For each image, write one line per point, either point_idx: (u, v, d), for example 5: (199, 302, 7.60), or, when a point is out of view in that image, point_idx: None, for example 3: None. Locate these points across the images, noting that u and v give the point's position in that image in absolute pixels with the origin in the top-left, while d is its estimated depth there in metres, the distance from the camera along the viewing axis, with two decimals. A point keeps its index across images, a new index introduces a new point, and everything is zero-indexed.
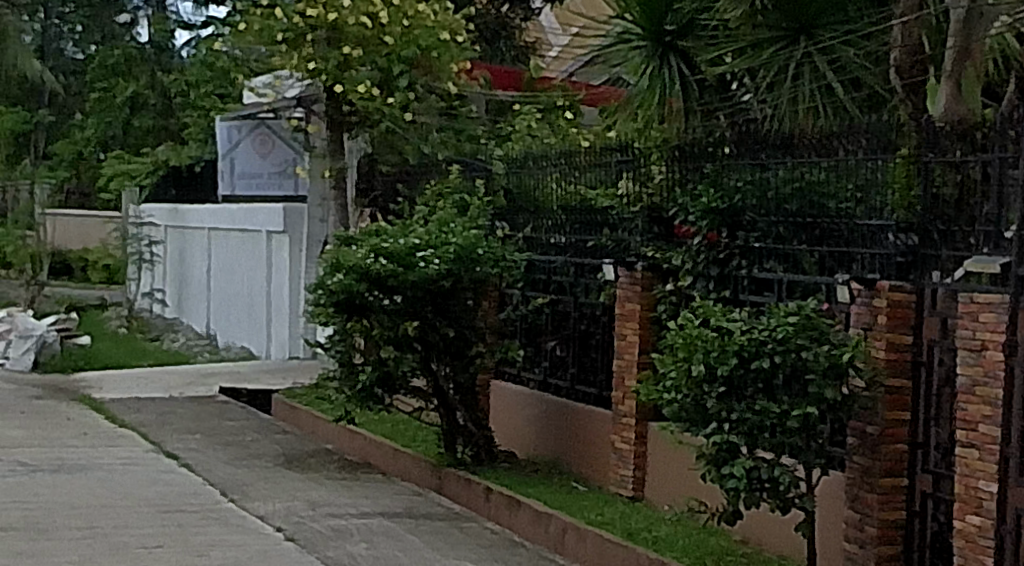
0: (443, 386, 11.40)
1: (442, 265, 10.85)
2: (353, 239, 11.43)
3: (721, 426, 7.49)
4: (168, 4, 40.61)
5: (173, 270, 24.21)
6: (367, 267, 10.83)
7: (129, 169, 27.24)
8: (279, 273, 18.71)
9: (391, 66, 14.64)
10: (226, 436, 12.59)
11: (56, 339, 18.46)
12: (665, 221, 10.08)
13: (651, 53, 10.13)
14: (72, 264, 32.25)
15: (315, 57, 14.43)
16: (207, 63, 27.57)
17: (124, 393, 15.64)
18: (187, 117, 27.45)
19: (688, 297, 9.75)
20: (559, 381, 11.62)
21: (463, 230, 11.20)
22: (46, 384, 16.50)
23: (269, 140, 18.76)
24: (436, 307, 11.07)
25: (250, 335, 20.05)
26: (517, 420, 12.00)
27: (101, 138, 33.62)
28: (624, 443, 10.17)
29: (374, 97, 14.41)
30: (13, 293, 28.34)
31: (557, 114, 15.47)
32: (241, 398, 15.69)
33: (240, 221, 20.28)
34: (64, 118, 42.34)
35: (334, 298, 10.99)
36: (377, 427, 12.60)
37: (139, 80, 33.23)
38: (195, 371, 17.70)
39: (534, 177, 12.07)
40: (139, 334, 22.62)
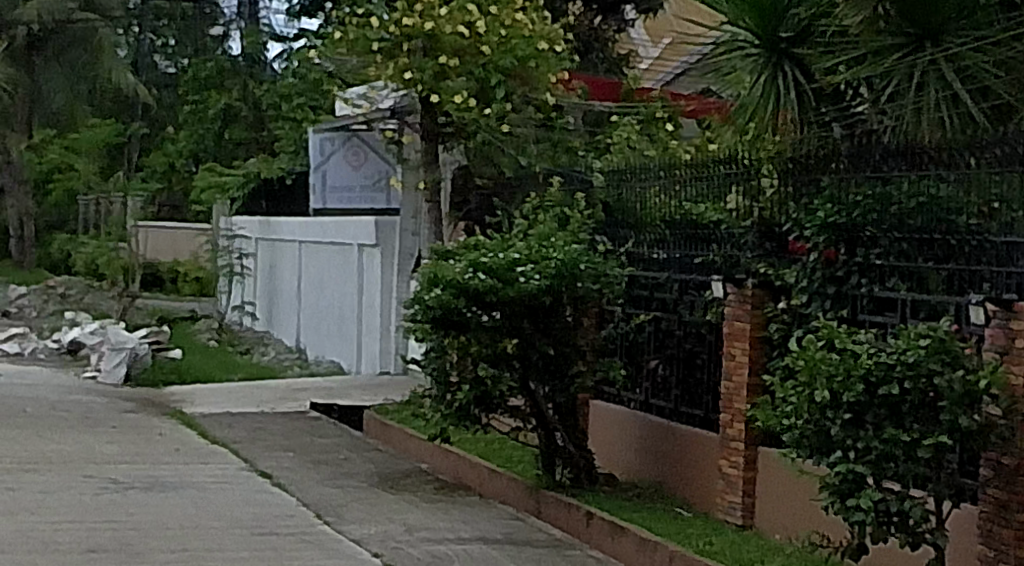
0: (543, 406, 10.96)
1: (542, 281, 10.48)
2: (450, 253, 11.07)
3: (846, 455, 7.08)
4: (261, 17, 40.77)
5: (264, 283, 24.07)
6: (465, 282, 10.47)
7: (221, 182, 27.20)
8: (370, 287, 18.46)
9: (487, 76, 14.26)
10: (319, 454, 12.29)
11: (147, 352, 18.27)
12: (777, 236, 9.75)
13: (764, 62, 9.53)
14: (163, 276, 32.28)
15: (412, 66, 14.14)
16: (299, 76, 27.47)
17: (216, 407, 15.41)
18: (279, 129, 27.37)
19: (802, 316, 9.33)
20: (661, 401, 11.19)
21: (564, 244, 10.81)
22: (137, 397, 16.33)
23: (361, 152, 18.59)
24: (535, 324, 10.70)
25: (340, 350, 19.78)
26: (617, 442, 11.59)
27: (193, 150, 33.70)
28: (733, 468, 9.74)
29: (472, 108, 14.01)
30: (105, 304, 28.38)
31: (657, 126, 15.07)
32: (332, 414, 15.41)
33: (330, 234, 20.08)
34: (157, 132, 42.59)
35: (430, 314, 10.63)
36: (473, 447, 12.26)
37: (231, 92, 33.26)
38: (286, 385, 17.46)
39: (637, 191, 11.60)
40: (230, 347, 22.47)
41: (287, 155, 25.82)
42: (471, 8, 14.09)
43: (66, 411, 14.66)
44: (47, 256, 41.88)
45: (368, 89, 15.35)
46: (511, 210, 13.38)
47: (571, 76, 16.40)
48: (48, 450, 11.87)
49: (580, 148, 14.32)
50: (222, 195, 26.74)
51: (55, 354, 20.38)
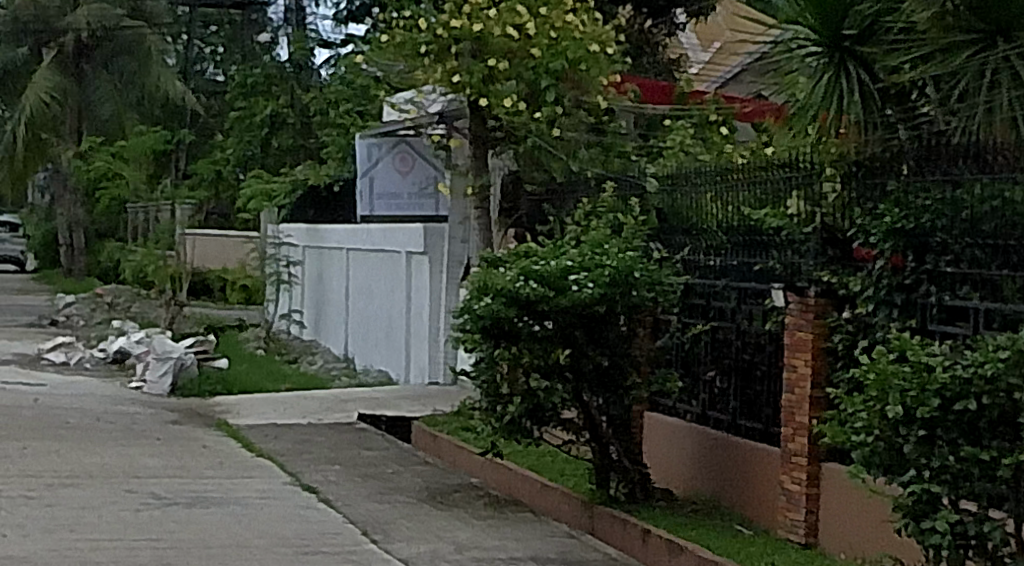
0: (596, 419, 10.65)
1: (596, 290, 10.13)
2: (501, 261, 10.76)
3: (920, 474, 6.72)
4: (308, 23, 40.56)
5: (312, 291, 23.86)
6: (516, 291, 10.16)
7: (268, 189, 27.02)
8: (419, 295, 18.18)
9: (537, 80, 13.94)
10: (366, 467, 12.00)
11: (193, 362, 18.00)
12: (841, 242, 9.32)
13: (827, 60, 9.10)
14: (211, 284, 32.16)
15: (460, 69, 13.80)
16: (347, 81, 27.23)
17: (261, 418, 15.16)
18: (327, 136, 27.14)
19: (867, 326, 8.97)
20: (719, 413, 10.84)
21: (619, 251, 10.46)
22: (183, 408, 16.10)
23: (408, 157, 18.18)
24: (588, 334, 10.37)
25: (389, 359, 19.52)
26: (672, 455, 11.25)
27: (241, 157, 33.55)
28: (795, 484, 9.40)
29: (521, 111, 13.67)
30: (152, 313, 28.24)
31: (711, 130, 14.73)
32: (380, 425, 15.13)
33: (377, 241, 19.80)
34: (206, 139, 42.52)
35: (480, 324, 10.32)
36: (524, 460, 11.94)
37: (279, 98, 33.09)
38: (334, 395, 17.21)
39: (693, 196, 11.24)
40: (277, 356, 22.24)
41: (335, 161, 25.60)
42: (520, 9, 13.76)
43: (111, 423, 14.44)
44: (96, 264, 41.88)
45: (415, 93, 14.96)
46: (563, 216, 13.04)
47: (623, 78, 16.06)
48: (91, 464, 11.63)
49: (633, 153, 13.99)
50: (269, 202, 26.55)
51: (101, 363, 20.20)
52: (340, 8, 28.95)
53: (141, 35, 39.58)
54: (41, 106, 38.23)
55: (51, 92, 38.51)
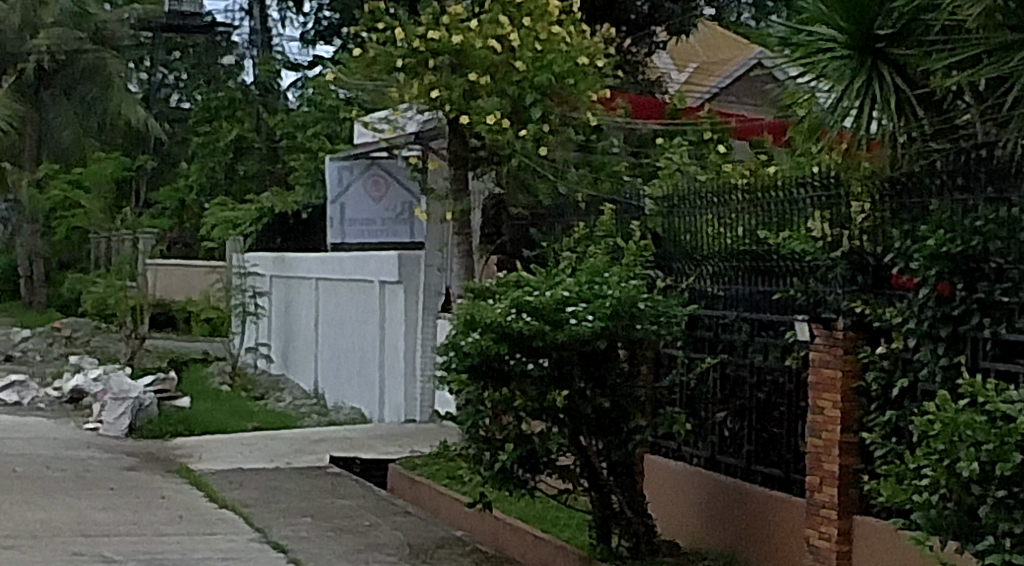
0: (595, 464, 9.59)
1: (596, 322, 9.08)
2: (488, 291, 9.71)
3: (1000, 542, 5.76)
4: (275, 46, 39.55)
5: (279, 323, 22.79)
6: (508, 325, 9.12)
7: (234, 216, 25.94)
8: (394, 326, 17.13)
9: (522, 94, 12.95)
10: (340, 519, 10.92)
11: (153, 402, 16.87)
12: (873, 268, 8.30)
13: (856, 66, 8.13)
14: (175, 316, 31.04)
15: (439, 84, 12.84)
16: (318, 103, 26.22)
17: (226, 462, 14.06)
18: (294, 161, 26.13)
19: (906, 362, 7.96)
20: (731, 458, 9.81)
21: (620, 279, 9.43)
22: (142, 452, 14.98)
23: (383, 181, 17.23)
24: (587, 373, 9.33)
25: (361, 395, 18.45)
26: (678, 503, 10.16)
27: (206, 183, 32.48)
28: (823, 540, 8.36)
29: (505, 128, 12.64)
30: (114, 347, 27.06)
31: (708, 147, 13.85)
32: (354, 468, 14.10)
33: (348, 271, 18.76)
34: (170, 167, 41.43)
35: (467, 362, 9.27)
36: (514, 509, 10.90)
37: (244, 122, 32.07)
38: (303, 436, 16.10)
39: (698, 218, 10.22)
40: (243, 392, 21.11)
41: (303, 187, 24.58)
42: (503, 20, 12.81)
43: (62, 471, 13.30)
44: (57, 296, 40.61)
45: (392, 112, 13.93)
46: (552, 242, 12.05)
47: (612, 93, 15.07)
48: (36, 520, 10.51)
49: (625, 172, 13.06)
50: (235, 230, 25.47)
51: (56, 403, 19.03)
52: (307, 28, 28.00)
53: (102, 60, 38.42)
54: None
55: (10, 119, 36.92)
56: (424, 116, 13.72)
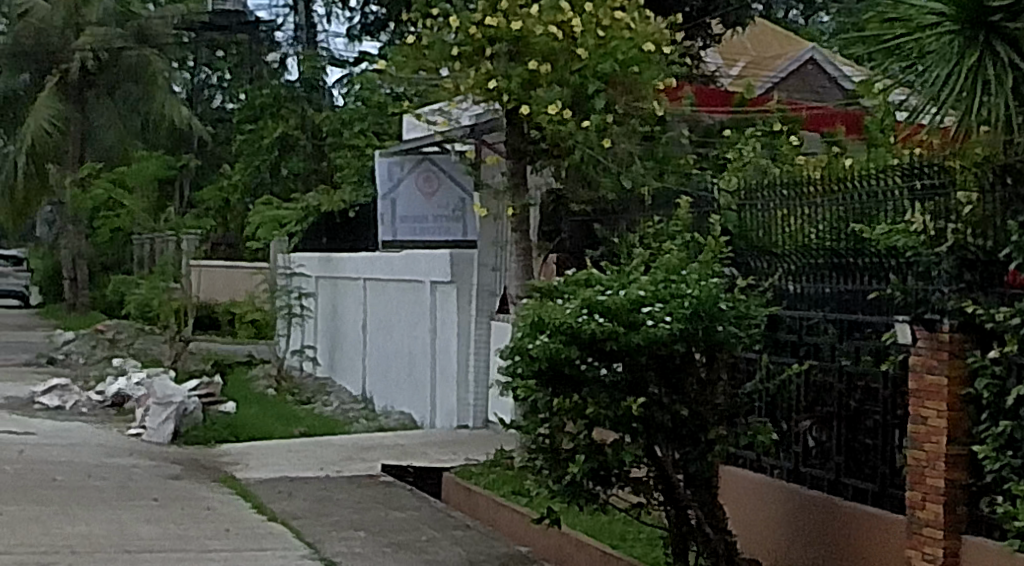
0: (670, 476, 8.90)
1: (675, 324, 8.37)
2: (555, 291, 9.02)
3: None
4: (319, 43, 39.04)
5: (325, 325, 22.20)
6: (579, 327, 8.42)
7: (279, 215, 25.35)
8: (445, 328, 16.49)
9: (585, 84, 12.26)
10: (395, 534, 10.26)
11: (197, 407, 16.23)
12: (983, 264, 7.65)
13: (968, 42, 7.29)
14: (219, 317, 30.60)
15: (498, 73, 12.13)
16: (364, 100, 25.65)
17: (274, 471, 13.44)
18: (340, 159, 25.56)
19: (1020, 369, 7.24)
20: (817, 470, 9.11)
21: (699, 278, 8.73)
22: (186, 459, 14.38)
23: (436, 179, 16.39)
24: (663, 378, 8.63)
25: (411, 399, 17.80)
26: (758, 519, 9.46)
27: (250, 183, 31.96)
28: (927, 562, 7.64)
29: (567, 119, 11.96)
30: (157, 350, 26.55)
31: (781, 139, 13.15)
32: (407, 477, 13.40)
33: (397, 271, 18.12)
34: (213, 167, 41.03)
35: (535, 367, 8.57)
36: (579, 523, 10.21)
37: (289, 120, 31.53)
38: (353, 442, 15.48)
39: (778, 212, 9.50)
40: (290, 396, 20.52)
41: (350, 185, 23.99)
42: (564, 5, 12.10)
43: (103, 480, 12.69)
44: (100, 299, 40.26)
45: (446, 104, 13.27)
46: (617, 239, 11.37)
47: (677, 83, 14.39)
48: (75, 535, 9.88)
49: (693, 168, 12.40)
50: (280, 229, 24.89)
51: (98, 407, 18.46)
52: (353, 23, 27.42)
53: (145, 59, 37.83)
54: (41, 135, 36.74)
55: (53, 119, 36.64)
56: (480, 109, 13.08)
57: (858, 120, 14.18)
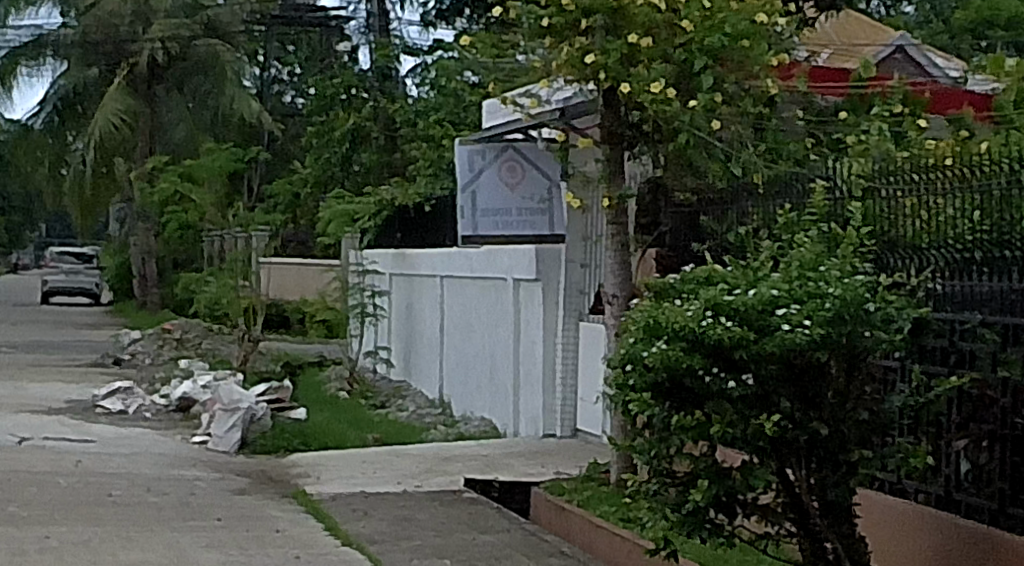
0: (806, 503, 7.75)
1: (814, 330, 7.20)
2: (672, 291, 7.90)
3: None
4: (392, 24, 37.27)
5: (401, 324, 21.19)
6: (703, 333, 7.29)
7: (349, 210, 24.21)
8: (531, 329, 15.40)
9: (690, 60, 11.06)
10: (484, 562, 9.16)
11: (266, 414, 15.25)
12: None
13: None
14: (291, 317, 29.91)
15: (594, 48, 10.83)
16: (440, 88, 24.64)
17: (348, 485, 12.38)
18: (414, 151, 24.54)
19: None
20: (974, 496, 7.96)
21: (841, 275, 7.53)
22: (255, 471, 13.37)
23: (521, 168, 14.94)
24: (796, 391, 7.46)
25: (492, 405, 16.72)
26: (902, 551, 8.29)
27: (321, 176, 31.01)
28: None
29: (672, 99, 10.71)
30: (225, 350, 25.67)
31: (907, 122, 11.95)
32: (492, 492, 12.30)
33: (478, 268, 17.06)
34: (284, 162, 40.26)
35: (650, 378, 7.48)
36: (690, 552, 9.07)
37: (361, 111, 30.57)
38: (433, 452, 14.43)
39: (930, 199, 8.28)
40: (363, 400, 19.50)
41: (425, 178, 22.92)
42: None
43: (163, 495, 11.66)
44: (171, 297, 39.62)
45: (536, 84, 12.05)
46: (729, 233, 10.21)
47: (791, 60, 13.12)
48: (128, 563, 8.84)
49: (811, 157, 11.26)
50: (351, 224, 23.85)
51: (162, 412, 17.49)
52: (427, 9, 26.38)
53: (214, 53, 36.67)
54: (110, 130, 35.97)
55: (122, 115, 36.26)
56: (576, 92, 11.98)
57: (986, 106, 12.80)
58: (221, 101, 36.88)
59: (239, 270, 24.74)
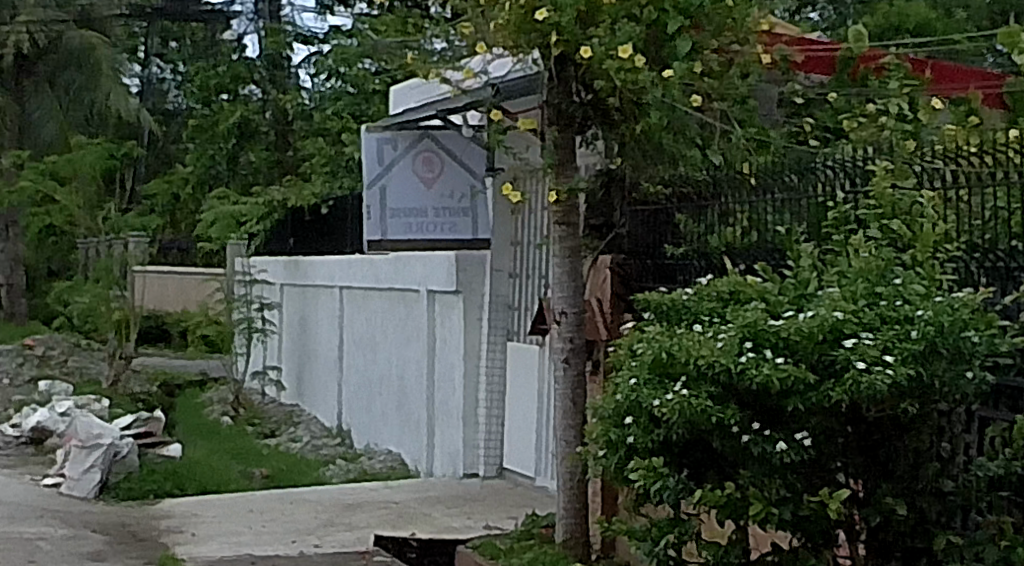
0: None
1: (901, 370, 5.01)
2: (685, 313, 5.76)
3: None
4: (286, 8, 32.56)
5: (294, 341, 18.83)
6: (740, 375, 5.11)
7: (235, 211, 21.79)
8: (450, 348, 13.21)
9: (661, 21, 8.79)
10: None
11: (131, 451, 12.87)
12: None
13: None
14: (170, 330, 27.49)
15: (545, 2, 8.58)
16: (336, 77, 22.40)
17: (230, 547, 9.99)
18: (308, 147, 22.26)
19: None
20: None
21: (926, 292, 5.36)
22: (116, 525, 10.95)
23: (436, 160, 12.68)
24: (859, 453, 5.40)
25: (400, 437, 14.45)
26: None
27: (204, 175, 28.55)
28: None
29: (642, 68, 8.49)
30: (94, 369, 23.10)
31: (916, 101, 9.94)
32: (409, 553, 9.90)
33: (384, 280, 14.82)
34: (167, 167, 37.71)
35: (658, 436, 5.31)
36: None
37: (248, 104, 28.20)
38: (334, 496, 12.09)
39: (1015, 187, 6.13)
40: (249, 427, 17.13)
41: (321, 177, 20.65)
42: None
43: None
44: (42, 309, 36.64)
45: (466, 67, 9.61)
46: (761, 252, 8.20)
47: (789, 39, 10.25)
48: None
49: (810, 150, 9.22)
50: (236, 228, 21.41)
51: (12, 444, 14.95)
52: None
53: (89, 44, 33.63)
54: None
55: None
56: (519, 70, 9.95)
57: (996, 87, 10.74)
58: (98, 97, 33.98)
59: (109, 279, 22.17)
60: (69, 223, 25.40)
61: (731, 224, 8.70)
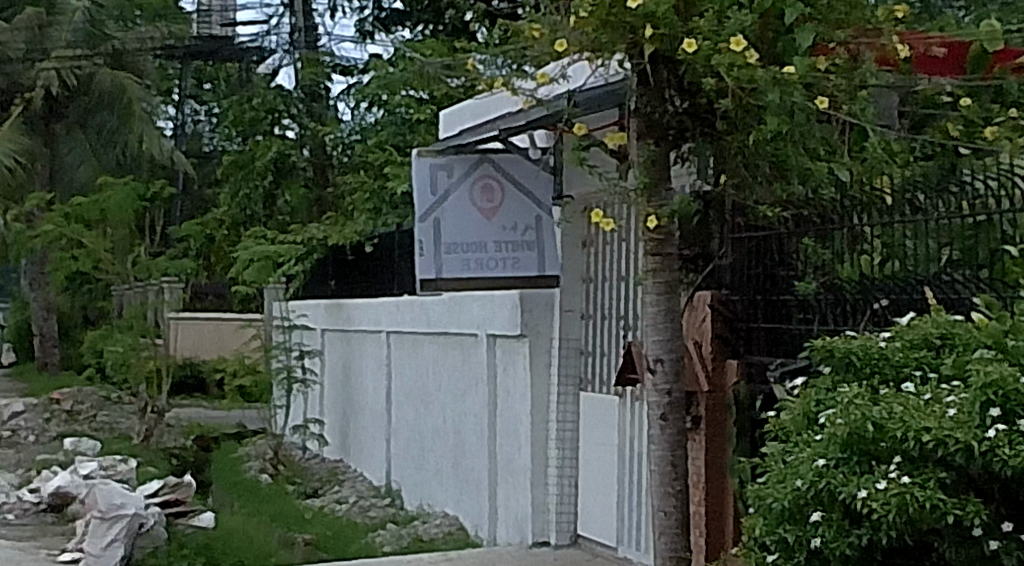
0: None
1: None
2: (899, 366, 5.59)
3: None
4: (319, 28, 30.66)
5: (337, 392, 17.42)
6: (980, 459, 4.88)
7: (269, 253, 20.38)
8: (515, 399, 11.74)
9: (775, 11, 7.44)
10: None
11: (160, 522, 11.70)
12: None
13: None
14: (206, 379, 26.17)
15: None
16: (378, 106, 21.06)
17: None
18: (348, 183, 20.90)
19: None
20: None
21: None
22: None
23: (497, 190, 11.29)
24: None
25: (457, 499, 12.95)
26: None
27: (239, 215, 27.48)
28: None
29: (757, 66, 7.12)
30: (126, 424, 21.77)
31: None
32: None
33: (438, 324, 13.44)
34: (201, 209, 36.36)
35: (864, 532, 5.04)
36: None
37: (285, 140, 26.89)
38: None
39: None
40: (290, 486, 15.73)
41: (363, 214, 19.30)
42: None
43: None
44: (74, 361, 35.22)
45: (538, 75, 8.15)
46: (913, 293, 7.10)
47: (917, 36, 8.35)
48: None
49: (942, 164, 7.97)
50: None
51: (30, 512, 13.55)
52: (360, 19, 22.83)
53: (120, 85, 32.23)
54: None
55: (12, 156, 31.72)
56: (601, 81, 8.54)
57: None
58: (130, 139, 32.64)
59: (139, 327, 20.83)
60: (98, 268, 24.01)
61: (865, 250, 7.32)
